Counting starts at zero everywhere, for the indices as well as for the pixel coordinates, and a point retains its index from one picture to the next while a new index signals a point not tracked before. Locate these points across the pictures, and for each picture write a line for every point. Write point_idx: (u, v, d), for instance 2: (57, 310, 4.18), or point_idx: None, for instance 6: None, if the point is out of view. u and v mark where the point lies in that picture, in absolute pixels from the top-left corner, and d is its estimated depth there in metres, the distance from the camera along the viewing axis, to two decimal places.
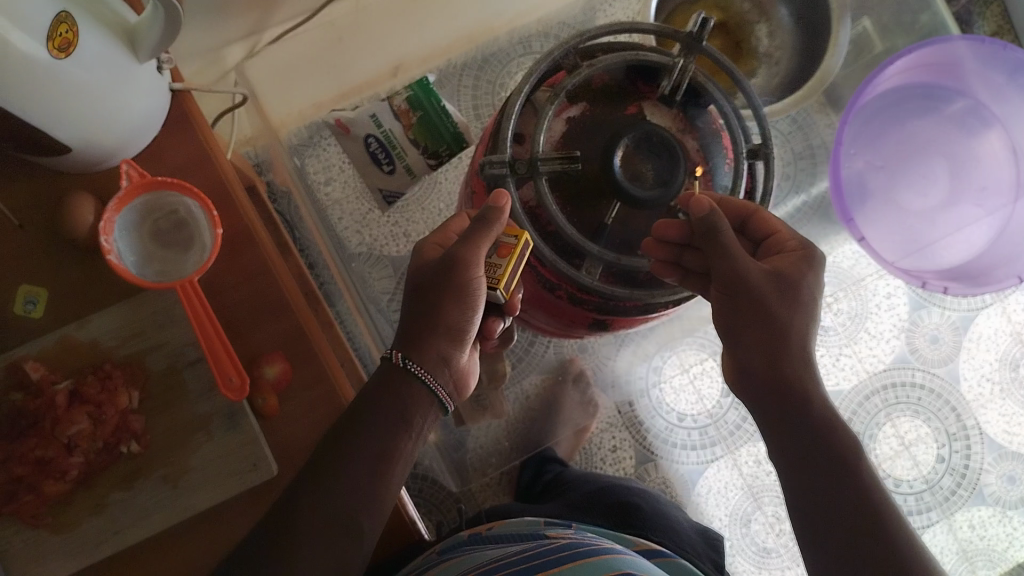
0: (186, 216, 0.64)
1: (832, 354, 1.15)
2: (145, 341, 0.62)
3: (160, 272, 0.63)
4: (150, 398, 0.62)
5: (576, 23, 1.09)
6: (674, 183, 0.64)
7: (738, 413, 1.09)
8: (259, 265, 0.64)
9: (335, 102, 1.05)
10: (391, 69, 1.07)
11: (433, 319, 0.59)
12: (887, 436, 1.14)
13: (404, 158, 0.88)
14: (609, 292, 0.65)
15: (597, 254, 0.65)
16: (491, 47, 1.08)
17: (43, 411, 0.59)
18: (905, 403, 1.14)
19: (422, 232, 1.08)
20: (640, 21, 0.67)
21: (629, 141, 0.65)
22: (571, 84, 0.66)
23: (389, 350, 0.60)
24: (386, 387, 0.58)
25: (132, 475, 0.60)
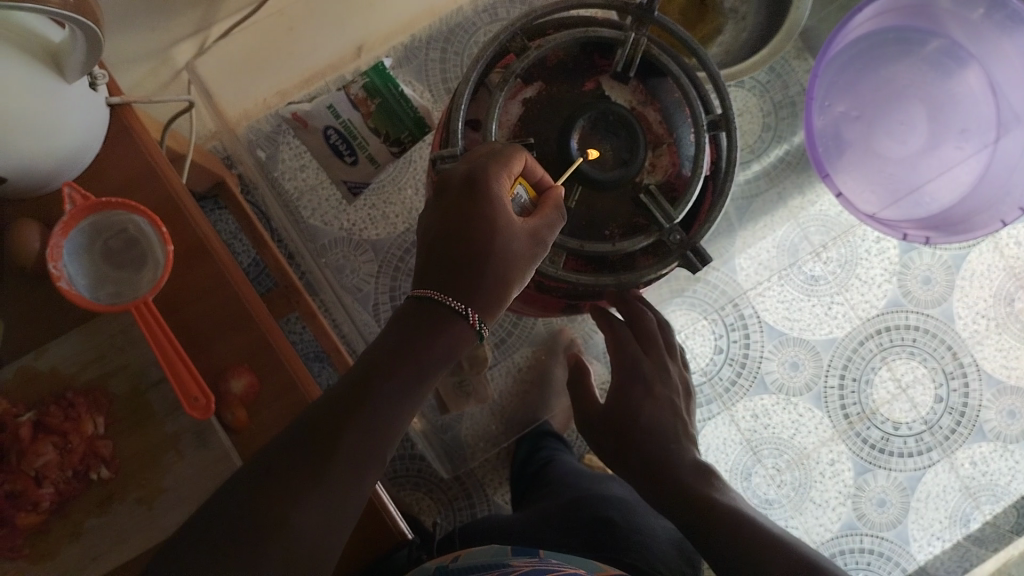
0: (136, 233, 0.62)
1: (824, 302, 1.13)
2: (106, 365, 0.61)
3: (115, 294, 0.62)
4: (116, 421, 0.61)
5: None
6: (636, 161, 0.64)
7: (733, 368, 1.13)
8: (215, 278, 0.63)
9: (298, 89, 1.03)
10: (354, 49, 1.04)
11: (501, 276, 0.56)
12: (883, 380, 1.13)
13: (366, 147, 0.85)
14: (574, 280, 0.64)
15: (560, 243, 0.63)
16: (455, 19, 1.06)
17: (8, 446, 0.58)
18: (900, 346, 1.13)
19: (401, 214, 1.06)
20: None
21: (585, 122, 0.64)
22: (520, 68, 0.64)
23: (467, 309, 0.54)
24: (446, 352, 0.54)
25: (107, 500, 0.60)
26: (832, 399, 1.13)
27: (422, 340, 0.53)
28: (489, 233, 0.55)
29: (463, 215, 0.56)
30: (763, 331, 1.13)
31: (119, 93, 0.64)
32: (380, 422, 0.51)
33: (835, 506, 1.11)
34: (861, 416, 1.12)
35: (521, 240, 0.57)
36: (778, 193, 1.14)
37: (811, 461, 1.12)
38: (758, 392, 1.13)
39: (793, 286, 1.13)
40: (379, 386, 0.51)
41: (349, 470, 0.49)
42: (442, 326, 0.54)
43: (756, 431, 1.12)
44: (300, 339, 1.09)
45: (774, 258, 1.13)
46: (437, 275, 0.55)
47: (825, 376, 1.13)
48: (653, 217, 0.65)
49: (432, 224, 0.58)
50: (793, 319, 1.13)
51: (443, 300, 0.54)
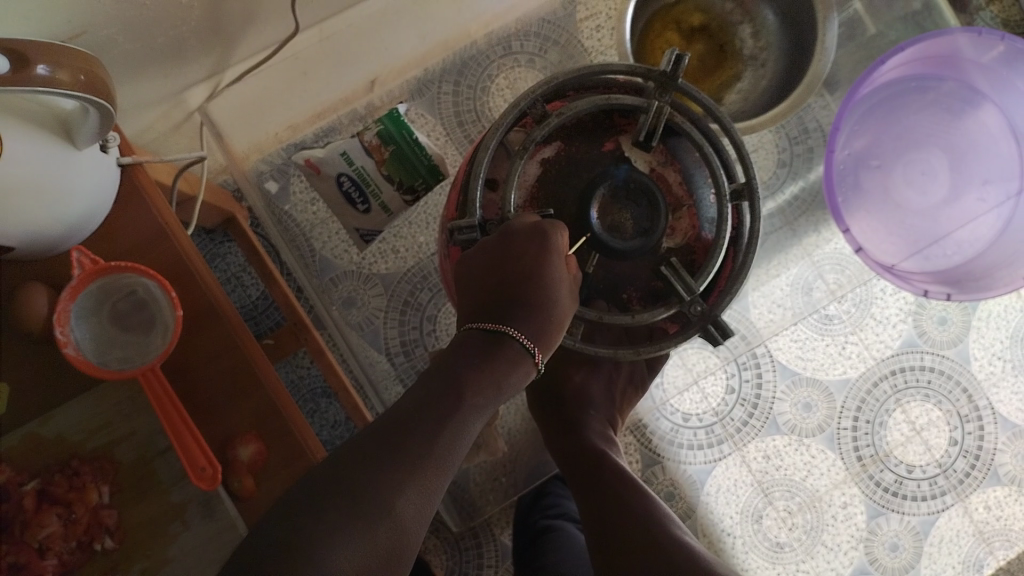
0: (145, 296, 0.62)
1: (837, 343, 1.11)
2: (112, 433, 0.59)
3: (123, 359, 0.61)
4: (120, 489, 0.59)
5: (555, 19, 1.05)
6: (655, 231, 0.62)
7: (745, 409, 1.11)
8: (225, 340, 0.62)
9: (311, 122, 1.02)
10: (367, 83, 1.03)
11: (552, 314, 0.56)
12: (897, 423, 1.11)
13: (379, 195, 0.84)
14: (592, 351, 0.62)
15: (578, 315, 0.61)
16: (468, 53, 1.04)
17: (12, 516, 0.57)
18: (915, 388, 1.11)
19: (410, 249, 1.04)
20: (610, 61, 0.64)
21: (605, 190, 0.63)
22: (540, 135, 0.62)
23: (533, 347, 0.55)
24: (513, 386, 0.54)
25: (109, 571, 0.58)
26: (845, 440, 1.10)
27: (496, 367, 0.53)
28: (546, 283, 0.56)
29: (531, 262, 0.55)
30: (775, 371, 1.11)
31: (130, 153, 0.63)
32: (464, 424, 0.51)
33: (847, 550, 1.09)
34: (875, 458, 1.10)
35: (565, 290, 0.57)
36: (792, 231, 1.11)
37: (823, 504, 1.10)
38: (770, 432, 1.10)
39: (808, 326, 1.11)
40: (471, 389, 0.51)
41: (438, 466, 0.49)
42: (512, 363, 0.54)
43: (767, 472, 1.09)
44: (308, 374, 1.07)
45: (788, 297, 1.11)
46: (507, 312, 0.55)
47: (838, 418, 1.10)
48: (672, 289, 0.63)
49: (491, 269, 0.56)
50: (807, 359, 1.11)
51: (516, 337, 0.54)
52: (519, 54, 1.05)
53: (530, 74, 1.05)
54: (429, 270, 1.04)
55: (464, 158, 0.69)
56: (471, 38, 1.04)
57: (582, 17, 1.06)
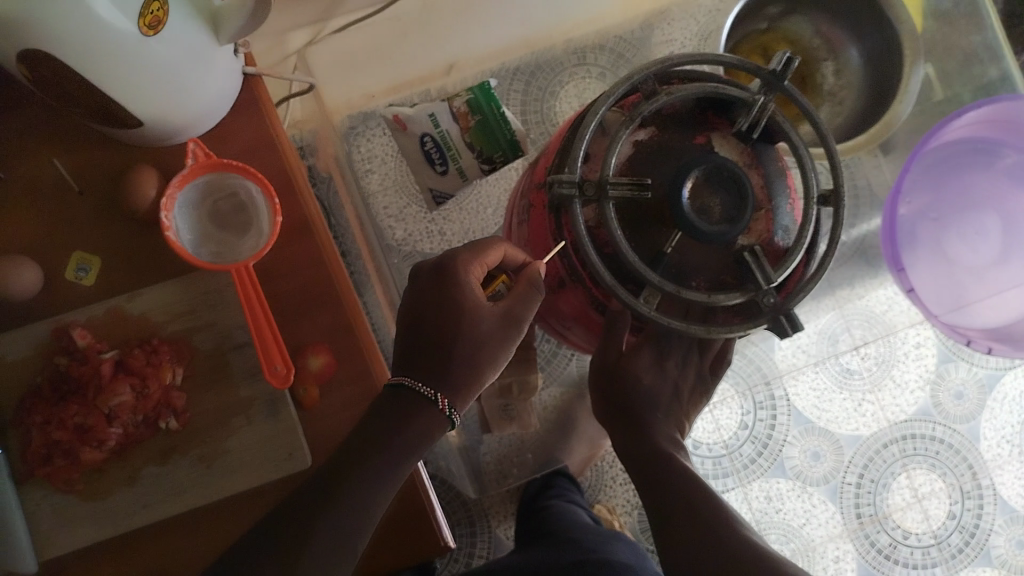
0: (246, 199, 0.64)
1: (855, 397, 1.11)
2: (194, 320, 0.62)
3: (216, 253, 0.62)
4: (194, 375, 0.61)
5: (631, 39, 1.09)
6: (741, 221, 0.61)
7: (755, 446, 1.11)
8: (311, 255, 0.64)
9: (386, 94, 1.05)
10: (445, 66, 1.06)
11: (459, 355, 0.55)
12: (900, 487, 1.10)
13: (458, 159, 0.87)
14: (664, 323, 0.61)
15: (658, 283, 0.60)
16: (545, 56, 1.08)
17: (89, 379, 0.59)
18: (922, 456, 1.10)
19: (459, 233, 1.06)
20: (721, 55, 0.66)
21: (700, 173, 0.62)
22: (648, 110, 0.65)
23: (435, 395, 0.55)
24: (420, 437, 0.55)
25: (168, 451, 0.60)
26: (847, 496, 1.10)
27: (402, 434, 0.54)
28: (454, 320, 0.55)
29: (432, 303, 0.56)
30: (789, 416, 1.11)
31: (253, 64, 0.66)
32: (366, 500, 0.53)
33: None
34: (874, 518, 1.10)
35: (491, 324, 0.56)
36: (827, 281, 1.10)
37: (816, 554, 1.09)
38: (775, 474, 1.11)
39: (827, 375, 1.11)
40: (366, 465, 0.53)
41: (330, 544, 0.51)
42: (414, 417, 0.55)
43: (767, 513, 1.09)
44: None
45: (813, 344, 1.11)
46: (410, 363, 0.56)
47: (844, 472, 1.10)
48: (752, 277, 0.63)
49: (410, 312, 0.58)
50: (822, 410, 1.10)
51: (412, 385, 0.55)
52: (591, 66, 1.09)
53: (599, 86, 1.09)
54: None
55: (561, 124, 0.71)
56: (551, 42, 1.08)
57: (659, 41, 1.09)
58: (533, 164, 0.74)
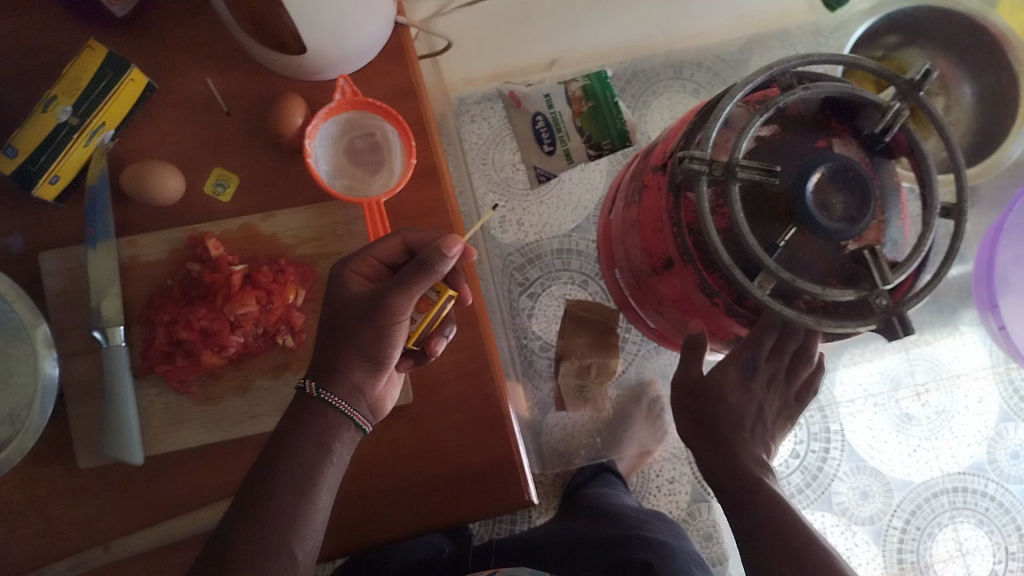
0: (381, 140, 0.65)
1: (911, 441, 1.09)
2: (321, 247, 0.64)
3: (347, 188, 0.64)
4: (314, 300, 0.64)
5: (729, 59, 1.11)
6: (862, 221, 0.61)
7: (804, 477, 1.08)
8: (436, 202, 0.66)
9: (485, 80, 1.09)
10: (547, 61, 1.09)
11: (354, 349, 0.56)
12: (945, 539, 1.07)
13: (566, 142, 0.88)
14: (776, 310, 0.61)
15: (773, 269, 0.59)
16: (642, 64, 1.11)
17: (218, 287, 0.62)
18: (971, 510, 1.08)
19: (536, 222, 1.08)
20: (862, 58, 0.64)
21: (827, 169, 0.62)
22: (784, 102, 0.62)
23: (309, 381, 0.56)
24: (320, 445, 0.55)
25: (281, 367, 0.63)
26: (891, 538, 1.07)
27: (297, 442, 0.56)
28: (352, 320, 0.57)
29: (336, 303, 0.58)
30: (843, 451, 1.09)
31: (401, 15, 0.69)
32: (280, 523, 0.53)
33: None
34: (915, 566, 1.07)
35: (372, 314, 0.58)
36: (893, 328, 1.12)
37: None
38: (821, 506, 1.08)
39: (887, 418, 1.10)
40: (278, 483, 0.54)
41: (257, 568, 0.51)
42: (312, 416, 0.56)
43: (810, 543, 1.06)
44: None
45: (875, 384, 1.11)
46: (317, 362, 0.58)
47: (891, 515, 1.07)
48: (868, 274, 0.62)
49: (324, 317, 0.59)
50: (877, 450, 1.09)
51: (315, 389, 0.56)
52: (686, 81, 1.11)
53: (692, 100, 1.10)
54: (550, 244, 1.07)
55: (685, 111, 0.72)
56: (653, 51, 1.11)
57: (755, 65, 1.11)
58: (649, 149, 0.74)
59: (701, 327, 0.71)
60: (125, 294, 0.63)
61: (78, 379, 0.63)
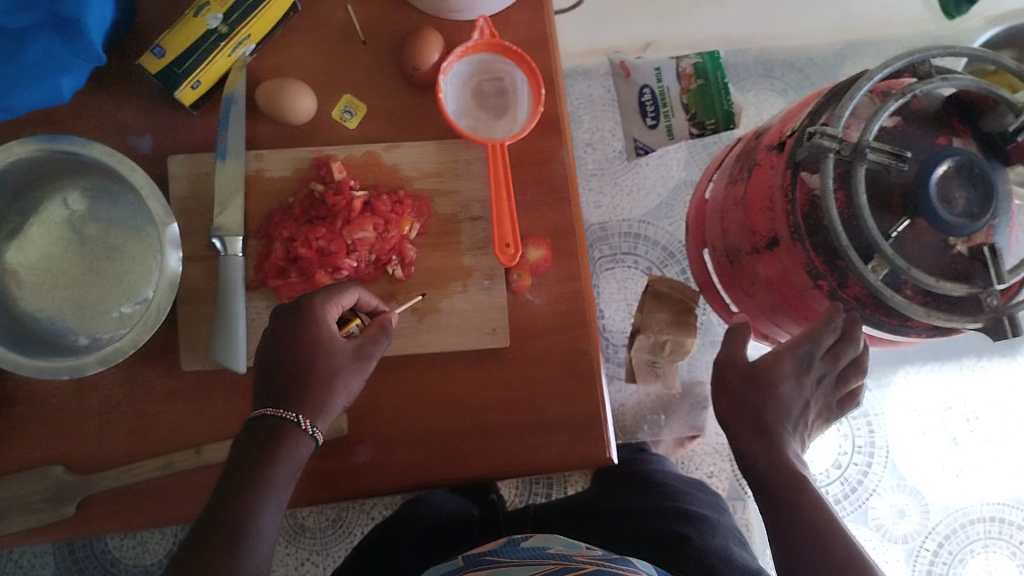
0: (509, 85, 0.67)
1: (956, 465, 1.07)
2: (440, 183, 0.66)
3: (471, 128, 0.66)
4: (427, 235, 0.65)
5: (821, 63, 1.12)
6: (980, 221, 0.61)
7: (842, 488, 1.06)
8: (554, 154, 0.67)
9: (579, 55, 1.09)
10: (643, 45, 1.08)
11: (323, 384, 0.54)
12: (978, 567, 1.04)
13: (670, 117, 0.90)
14: (887, 297, 0.60)
15: (892, 256, 0.59)
16: (736, 57, 1.11)
17: (339, 210, 0.63)
18: (1006, 539, 1.05)
19: (616, 201, 1.09)
20: (999, 57, 0.63)
21: (952, 164, 0.61)
22: (921, 89, 0.61)
23: (297, 415, 0.53)
24: (286, 466, 0.52)
25: (388, 296, 0.64)
26: (923, 559, 1.04)
27: (255, 457, 0.52)
28: (316, 352, 0.54)
29: (297, 344, 0.55)
30: (885, 466, 1.07)
31: None
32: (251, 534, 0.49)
33: None
34: None
35: (343, 353, 0.55)
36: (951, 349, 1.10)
37: None
38: (859, 518, 1.05)
39: (933, 439, 1.08)
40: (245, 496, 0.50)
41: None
42: (281, 443, 0.52)
43: None
44: None
45: (925, 404, 1.09)
46: (268, 394, 0.54)
47: (926, 536, 1.05)
48: (984, 272, 0.62)
49: (268, 353, 0.56)
50: (918, 468, 1.07)
51: (285, 416, 0.53)
52: (775, 81, 1.11)
53: (778, 100, 1.11)
54: (628, 224, 1.08)
55: (808, 96, 0.73)
56: (750, 45, 1.11)
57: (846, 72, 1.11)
58: (764, 132, 0.76)
59: (794, 310, 0.72)
60: (246, 207, 0.64)
61: (191, 283, 0.64)
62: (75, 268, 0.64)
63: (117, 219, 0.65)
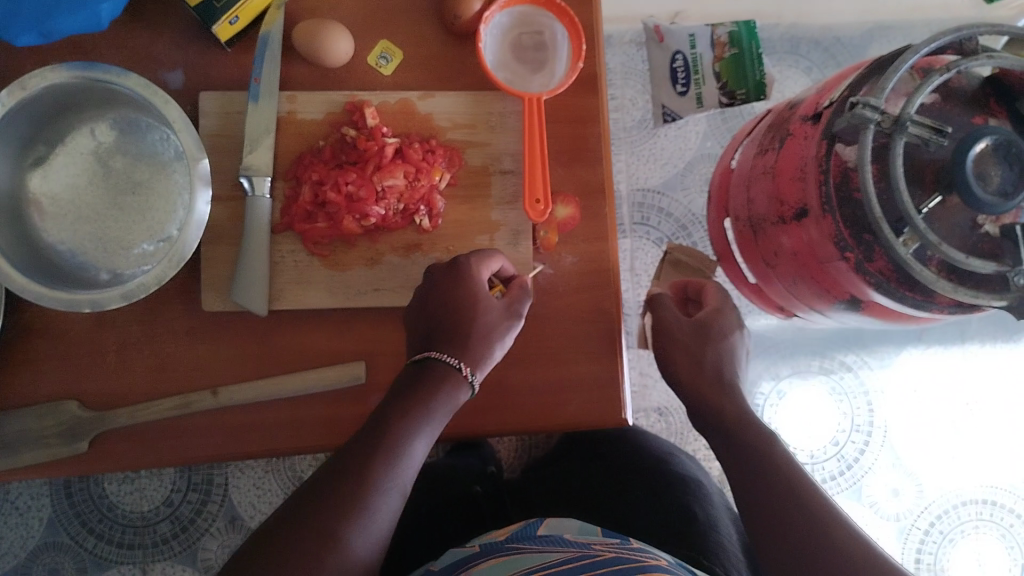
0: (548, 40, 0.66)
1: (954, 447, 1.06)
2: (473, 135, 0.65)
3: (508, 80, 0.66)
4: (457, 186, 0.64)
5: (850, 43, 1.10)
6: (1016, 199, 0.58)
7: (838, 465, 1.05)
8: (588, 112, 0.66)
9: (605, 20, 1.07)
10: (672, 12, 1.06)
11: (474, 334, 0.57)
12: (966, 548, 1.04)
13: (700, 85, 0.94)
14: (912, 271, 0.59)
15: (920, 228, 0.58)
16: (765, 31, 1.10)
17: (370, 156, 0.63)
18: (996, 522, 1.04)
19: (637, 167, 1.08)
20: None
21: (990, 142, 0.59)
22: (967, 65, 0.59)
23: (457, 361, 0.56)
24: (441, 407, 0.54)
25: (412, 247, 0.64)
26: (913, 538, 1.04)
27: (405, 396, 0.54)
28: (471, 305, 0.57)
29: (453, 294, 0.57)
30: (882, 445, 1.06)
31: None
32: (383, 462, 0.51)
33: None
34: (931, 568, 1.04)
35: (496, 309, 0.58)
36: (961, 335, 1.07)
37: None
38: (853, 495, 1.05)
39: (932, 420, 1.07)
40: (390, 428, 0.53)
41: (357, 498, 0.49)
42: (437, 383, 0.55)
43: None
44: None
45: (927, 386, 1.07)
46: (428, 342, 0.57)
47: (918, 515, 1.04)
48: (1013, 251, 0.59)
49: (424, 305, 0.59)
50: (915, 448, 1.06)
51: (439, 358, 0.56)
52: (800, 58, 1.10)
53: (803, 78, 1.10)
54: (646, 191, 1.07)
55: (847, 68, 0.72)
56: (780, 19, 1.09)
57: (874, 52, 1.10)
58: (799, 103, 0.75)
59: (819, 282, 0.72)
60: (276, 147, 0.64)
61: (216, 223, 0.63)
62: (99, 201, 0.63)
63: (144, 154, 0.64)
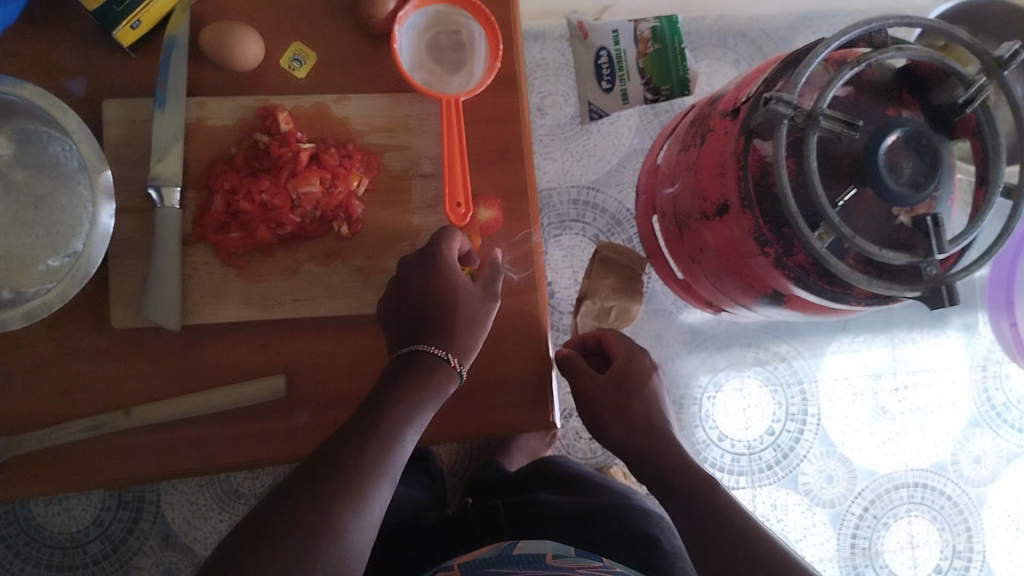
0: (465, 39, 0.65)
1: (886, 432, 1.08)
2: (391, 138, 0.64)
3: (426, 81, 0.64)
4: (376, 191, 0.63)
5: (774, 35, 1.12)
6: (926, 189, 0.60)
7: (775, 454, 1.07)
8: (509, 111, 0.66)
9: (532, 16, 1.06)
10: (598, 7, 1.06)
11: (456, 323, 0.58)
12: (898, 530, 1.07)
13: (625, 81, 0.94)
14: (830, 265, 0.60)
15: (836, 222, 0.59)
16: (691, 25, 1.10)
17: (284, 162, 0.62)
18: (926, 505, 1.07)
19: (568, 164, 1.07)
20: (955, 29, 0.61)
21: (899, 135, 0.60)
22: (876, 58, 0.60)
23: (446, 354, 0.57)
24: (432, 396, 0.55)
25: (332, 254, 0.62)
26: (848, 523, 1.06)
27: (393, 386, 0.55)
28: (451, 295, 0.58)
29: (434, 285, 0.58)
30: (816, 433, 1.08)
31: None
32: (375, 448, 0.51)
33: None
34: (866, 552, 1.06)
35: (477, 295, 0.59)
36: (887, 321, 1.09)
37: None
38: (788, 484, 1.06)
39: (865, 407, 1.09)
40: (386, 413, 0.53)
41: (350, 479, 0.48)
42: (428, 374, 0.56)
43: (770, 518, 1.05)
44: None
45: (857, 373, 1.09)
46: (416, 333, 0.58)
47: (852, 500, 1.07)
48: (924, 240, 0.60)
49: (401, 296, 0.59)
50: (848, 435, 1.08)
51: (428, 349, 0.57)
52: (727, 51, 1.11)
53: (730, 70, 1.11)
54: (578, 189, 1.07)
55: (763, 63, 0.72)
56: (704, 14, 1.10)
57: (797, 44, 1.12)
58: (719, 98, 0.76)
59: (743, 277, 0.72)
60: (186, 156, 0.61)
61: (126, 236, 0.61)
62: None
63: (46, 166, 0.61)
